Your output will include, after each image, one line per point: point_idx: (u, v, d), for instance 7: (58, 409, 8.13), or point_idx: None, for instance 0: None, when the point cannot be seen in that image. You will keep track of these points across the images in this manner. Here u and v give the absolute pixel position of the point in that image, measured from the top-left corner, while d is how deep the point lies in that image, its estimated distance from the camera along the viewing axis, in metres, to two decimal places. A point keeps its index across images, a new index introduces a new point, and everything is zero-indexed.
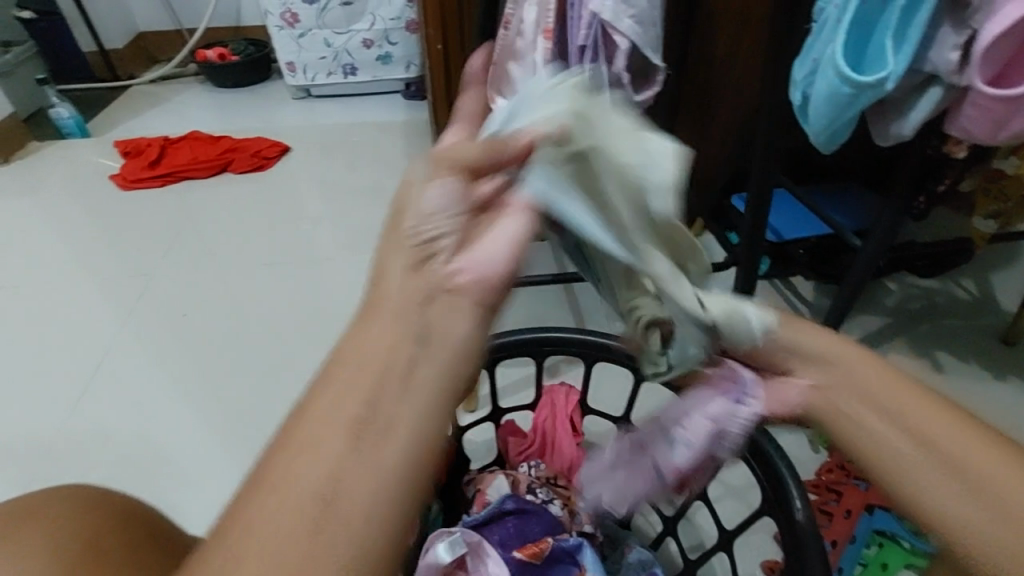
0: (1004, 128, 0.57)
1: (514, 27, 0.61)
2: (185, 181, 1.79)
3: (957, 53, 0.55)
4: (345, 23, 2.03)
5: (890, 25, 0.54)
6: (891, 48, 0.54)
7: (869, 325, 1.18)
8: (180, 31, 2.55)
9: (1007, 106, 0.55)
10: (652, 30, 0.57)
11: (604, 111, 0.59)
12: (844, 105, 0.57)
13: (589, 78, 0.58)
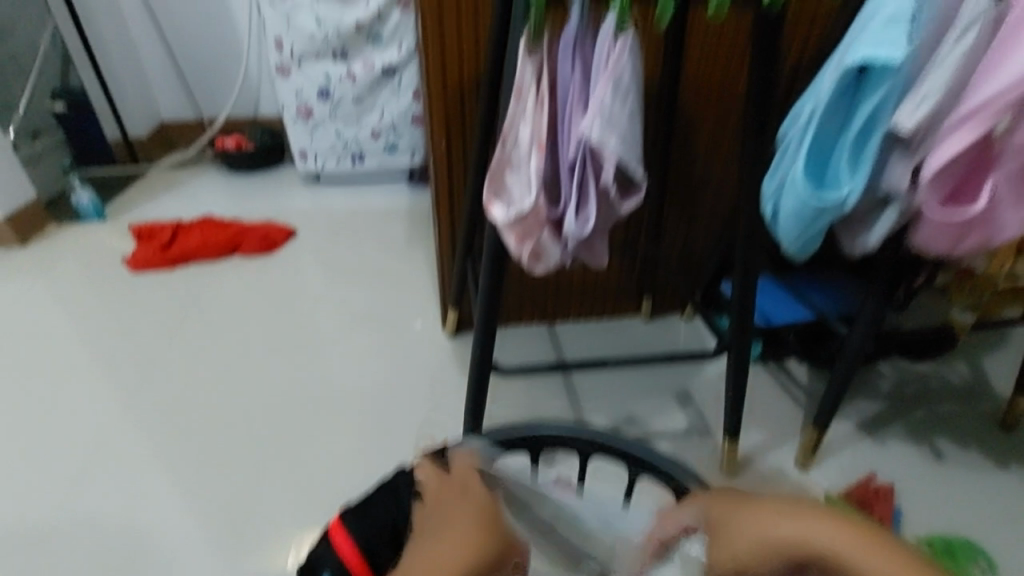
0: (960, 241, 0.67)
1: (511, 142, 0.66)
2: (195, 264, 1.85)
3: (907, 177, 0.65)
4: (355, 117, 2.18)
5: (845, 153, 0.64)
6: (847, 170, 0.64)
7: (868, 410, 1.18)
8: (200, 121, 2.72)
9: (954, 224, 0.66)
10: (635, 149, 0.62)
11: (593, 219, 0.65)
12: (812, 216, 0.66)
13: (579, 189, 0.64)
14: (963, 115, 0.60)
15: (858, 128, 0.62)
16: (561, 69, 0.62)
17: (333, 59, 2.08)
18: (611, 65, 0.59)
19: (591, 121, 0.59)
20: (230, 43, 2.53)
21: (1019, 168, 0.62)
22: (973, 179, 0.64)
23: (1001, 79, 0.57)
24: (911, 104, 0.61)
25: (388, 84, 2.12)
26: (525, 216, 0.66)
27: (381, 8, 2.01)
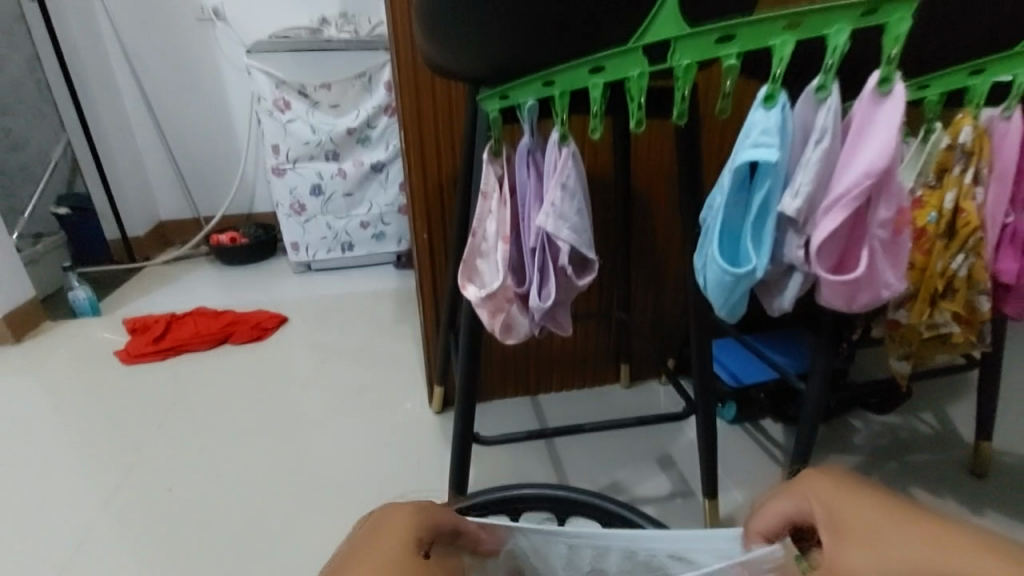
0: (855, 300, 0.61)
1: (481, 234, 0.77)
2: (186, 353, 1.89)
3: (800, 252, 0.59)
4: (345, 210, 2.34)
5: (750, 235, 0.60)
6: (753, 247, 0.59)
7: (845, 464, 1.22)
8: (197, 218, 2.87)
9: (848, 291, 0.59)
10: (586, 236, 0.72)
11: (553, 295, 0.74)
12: (729, 290, 0.60)
13: (539, 269, 0.73)
14: (837, 196, 0.55)
15: (754, 214, 0.58)
16: (518, 174, 0.73)
17: (326, 160, 2.27)
18: (557, 167, 0.70)
19: (544, 216, 0.69)
20: (230, 149, 2.74)
21: (891, 238, 0.58)
22: (853, 247, 0.59)
23: (858, 167, 0.54)
24: (789, 193, 0.57)
25: (376, 179, 2.30)
26: (495, 295, 0.75)
27: (369, 114, 2.23)
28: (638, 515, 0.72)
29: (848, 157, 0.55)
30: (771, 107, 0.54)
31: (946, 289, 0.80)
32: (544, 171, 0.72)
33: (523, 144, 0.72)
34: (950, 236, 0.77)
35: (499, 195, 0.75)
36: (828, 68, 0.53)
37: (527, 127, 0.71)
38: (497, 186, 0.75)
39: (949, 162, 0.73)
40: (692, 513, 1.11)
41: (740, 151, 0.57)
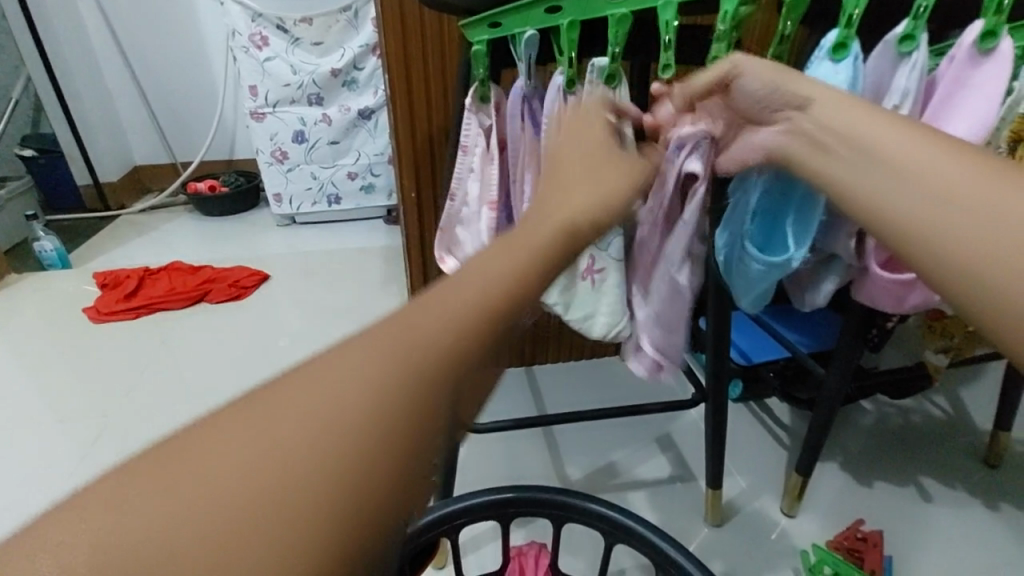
0: (906, 301, 0.59)
1: (461, 196, 0.70)
2: (160, 312, 1.79)
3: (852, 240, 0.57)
4: (330, 159, 2.18)
5: (791, 220, 0.56)
6: (793, 239, 0.56)
7: (854, 448, 1.16)
8: (174, 164, 2.69)
9: (902, 286, 0.57)
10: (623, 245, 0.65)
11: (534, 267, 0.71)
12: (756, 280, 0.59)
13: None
14: None
15: (799, 201, 0.55)
16: (509, 126, 0.65)
17: (309, 104, 2.09)
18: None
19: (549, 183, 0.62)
20: (205, 87, 2.53)
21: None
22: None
23: None
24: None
25: (364, 127, 2.13)
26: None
27: (356, 54, 2.04)
28: (640, 523, 0.63)
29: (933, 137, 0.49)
30: (840, 58, 0.48)
31: None
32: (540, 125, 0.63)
33: (517, 90, 0.63)
34: None
35: (483, 149, 0.66)
36: (919, 14, 0.45)
37: (523, 67, 0.61)
38: (480, 139, 0.66)
39: None
40: (693, 503, 1.05)
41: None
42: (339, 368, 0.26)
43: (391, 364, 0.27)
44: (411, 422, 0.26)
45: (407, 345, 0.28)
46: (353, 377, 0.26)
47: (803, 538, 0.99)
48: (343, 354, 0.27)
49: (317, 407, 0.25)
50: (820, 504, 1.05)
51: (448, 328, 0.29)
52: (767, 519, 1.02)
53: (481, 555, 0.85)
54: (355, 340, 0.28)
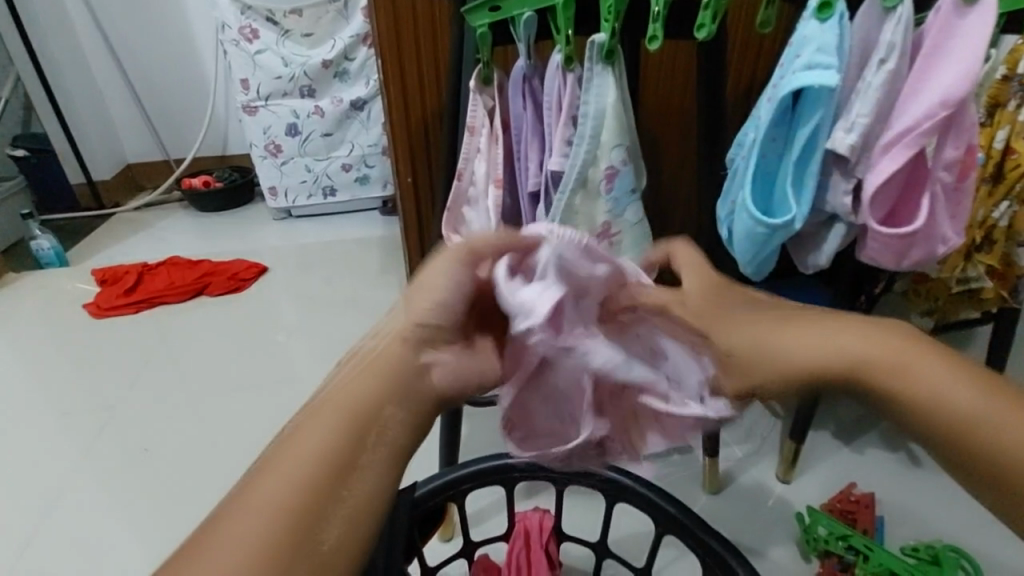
0: (905, 256, 0.61)
1: (467, 177, 0.70)
2: (159, 307, 1.80)
3: (848, 198, 0.60)
4: (325, 151, 2.18)
5: (789, 176, 0.60)
6: (794, 194, 0.60)
7: (847, 416, 1.19)
8: (167, 161, 2.68)
9: (901, 242, 0.60)
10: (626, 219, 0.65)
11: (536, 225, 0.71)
12: (762, 241, 0.61)
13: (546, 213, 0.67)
14: (893, 136, 0.56)
15: (796, 153, 0.59)
16: (512, 105, 0.67)
17: (301, 97, 2.09)
18: (563, 99, 0.63)
19: (554, 157, 0.64)
20: (195, 83, 2.52)
21: (953, 183, 0.60)
22: (909, 197, 0.60)
23: (933, 89, 0.53)
24: (841, 128, 0.57)
25: (358, 118, 2.13)
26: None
27: (348, 45, 2.05)
28: (640, 482, 0.66)
29: (922, 80, 0.54)
30: (826, 17, 0.54)
31: (983, 242, 0.75)
32: (542, 101, 0.65)
33: (519, 68, 0.65)
34: (996, 181, 0.71)
35: (489, 130, 0.67)
36: None
37: (523, 47, 0.62)
38: (486, 119, 0.67)
39: (1002, 96, 0.68)
40: (690, 472, 1.08)
41: (791, 77, 0.56)
42: (284, 468, 0.36)
43: (321, 457, 0.36)
44: (310, 521, 0.34)
45: (330, 442, 0.36)
46: (292, 473, 0.35)
47: (798, 502, 1.03)
48: (286, 460, 0.36)
49: (266, 501, 0.35)
50: (814, 471, 1.08)
51: (360, 412, 0.37)
52: (763, 486, 1.05)
53: (486, 525, 0.88)
54: (295, 442, 0.37)
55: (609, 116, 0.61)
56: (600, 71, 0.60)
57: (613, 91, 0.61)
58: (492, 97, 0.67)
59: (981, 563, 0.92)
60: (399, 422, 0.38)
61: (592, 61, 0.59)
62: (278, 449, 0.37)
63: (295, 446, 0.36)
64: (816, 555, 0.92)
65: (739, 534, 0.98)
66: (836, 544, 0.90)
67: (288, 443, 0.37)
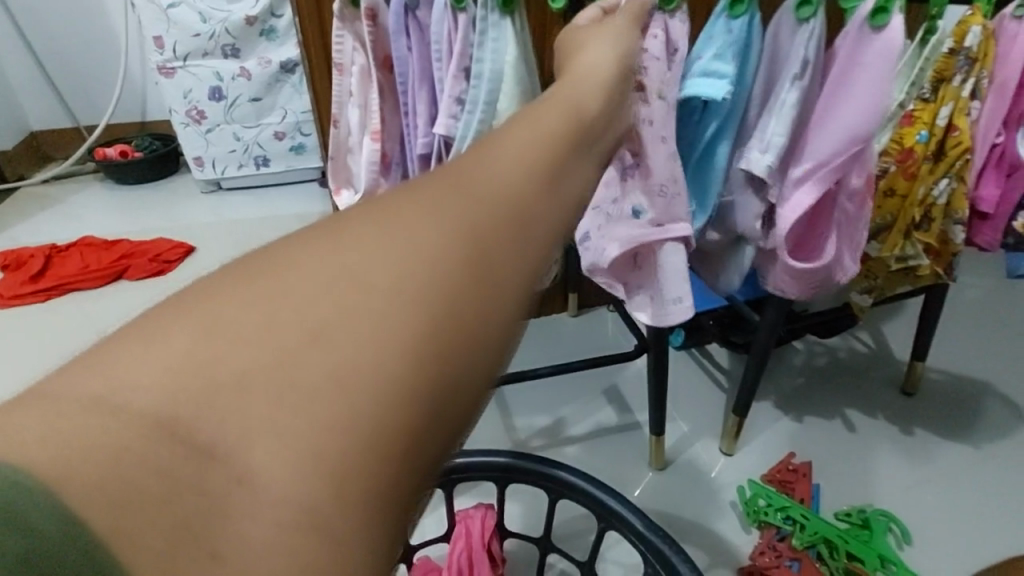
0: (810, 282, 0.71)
1: (344, 125, 0.70)
2: (72, 293, 1.65)
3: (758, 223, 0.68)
4: (254, 117, 2.00)
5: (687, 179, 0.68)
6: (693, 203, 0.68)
7: (789, 385, 1.22)
8: (78, 128, 2.42)
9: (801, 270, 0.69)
10: None
11: None
12: None
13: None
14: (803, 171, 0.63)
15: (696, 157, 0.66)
16: (396, 44, 0.64)
17: (223, 57, 1.91)
18: (454, 45, 0.61)
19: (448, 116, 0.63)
20: (103, 40, 2.26)
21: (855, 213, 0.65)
22: (807, 221, 0.68)
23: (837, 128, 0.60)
24: (758, 147, 0.62)
25: (289, 82, 1.96)
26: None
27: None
28: (580, 478, 0.63)
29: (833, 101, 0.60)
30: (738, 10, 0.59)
31: (922, 219, 0.75)
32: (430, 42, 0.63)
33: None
34: (937, 158, 0.70)
35: (361, 67, 0.66)
36: None
37: None
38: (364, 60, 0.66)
39: (948, 70, 0.65)
40: (637, 450, 1.09)
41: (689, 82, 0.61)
42: (374, 287, 0.24)
43: (435, 238, 0.26)
44: (413, 315, 0.24)
45: (447, 241, 0.26)
46: (413, 269, 0.25)
47: (740, 474, 1.04)
48: (385, 259, 0.25)
49: (363, 278, 0.24)
50: (757, 443, 1.10)
51: (467, 214, 0.27)
52: (707, 461, 1.07)
53: (431, 520, 0.85)
54: (414, 225, 0.26)
55: (507, 75, 0.61)
56: (496, 21, 0.59)
57: (512, 47, 0.60)
58: (369, 29, 0.64)
59: (909, 526, 0.97)
60: (508, 245, 0.27)
61: (487, 8, 0.59)
62: (366, 250, 0.25)
63: (397, 235, 0.26)
64: (756, 526, 0.95)
65: (682, 509, 0.99)
66: (774, 515, 0.93)
67: (407, 250, 0.25)
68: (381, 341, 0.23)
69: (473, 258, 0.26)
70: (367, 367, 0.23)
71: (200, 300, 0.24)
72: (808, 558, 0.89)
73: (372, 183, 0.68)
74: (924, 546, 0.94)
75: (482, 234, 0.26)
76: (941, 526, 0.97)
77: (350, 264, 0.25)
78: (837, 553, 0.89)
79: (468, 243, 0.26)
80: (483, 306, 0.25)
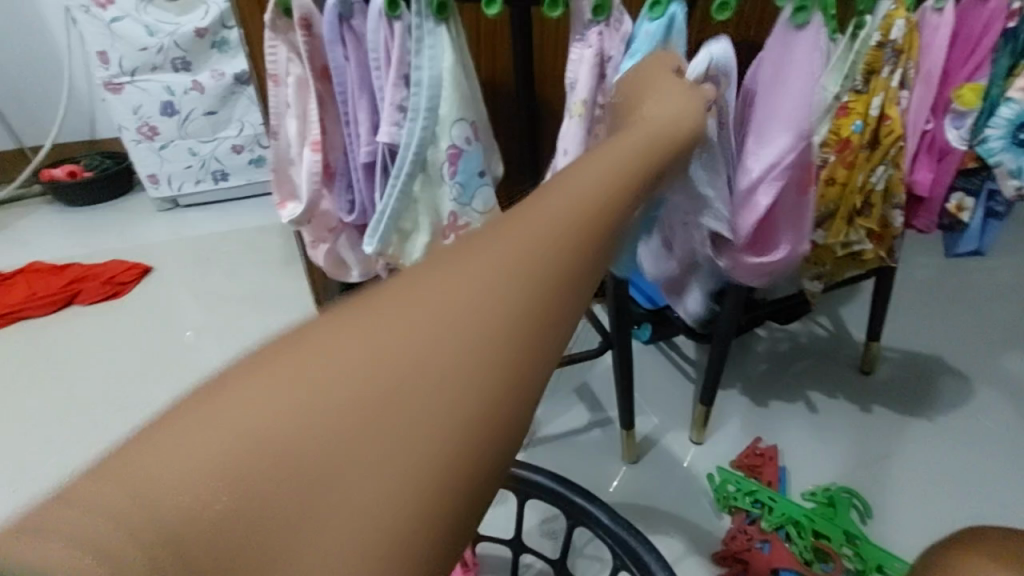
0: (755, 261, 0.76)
1: (284, 136, 0.70)
2: (22, 322, 1.58)
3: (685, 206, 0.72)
4: (210, 132, 1.96)
5: None
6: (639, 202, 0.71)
7: (754, 372, 1.25)
8: (21, 149, 2.31)
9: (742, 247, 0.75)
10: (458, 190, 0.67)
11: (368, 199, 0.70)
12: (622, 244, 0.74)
13: (381, 186, 0.67)
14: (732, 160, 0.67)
15: None
16: (332, 52, 0.61)
17: (174, 71, 1.86)
18: (392, 52, 0.60)
19: (388, 126, 0.63)
20: (45, 57, 2.17)
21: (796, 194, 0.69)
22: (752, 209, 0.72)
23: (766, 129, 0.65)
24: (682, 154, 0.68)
25: (244, 94, 1.92)
26: (315, 218, 0.72)
27: (223, 11, 1.82)
28: (546, 477, 0.64)
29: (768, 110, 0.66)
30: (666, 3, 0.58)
31: (863, 206, 0.78)
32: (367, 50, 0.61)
33: (332, 7, 0.59)
34: (873, 147, 0.73)
35: (297, 77, 0.66)
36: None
37: None
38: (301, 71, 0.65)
39: (877, 63, 0.67)
40: (609, 445, 1.10)
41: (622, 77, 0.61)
42: (425, 379, 0.24)
43: (479, 318, 0.25)
44: (461, 405, 0.24)
45: (490, 324, 0.25)
46: (456, 355, 0.24)
47: (710, 462, 1.07)
48: (426, 346, 0.24)
49: (407, 371, 0.24)
50: (726, 430, 1.13)
51: (506, 290, 0.26)
52: (678, 450, 1.09)
53: None
54: (452, 304, 0.25)
55: (446, 82, 0.61)
56: (431, 28, 0.59)
57: (449, 53, 0.60)
58: (304, 39, 0.62)
59: (871, 501, 1.00)
60: (547, 321, 0.27)
61: (422, 16, 0.58)
62: (409, 334, 0.24)
63: (439, 318, 0.25)
64: (727, 512, 0.97)
65: (654, 500, 1.01)
66: (743, 500, 0.96)
67: (450, 333, 0.25)
68: (433, 437, 0.23)
69: (515, 337, 0.26)
70: (418, 468, 0.23)
71: (229, 394, 0.22)
72: (777, 539, 0.90)
73: (314, 195, 0.69)
74: (886, 519, 0.97)
75: (516, 307, 0.26)
76: (901, 498, 1.01)
77: (399, 352, 0.24)
78: (805, 532, 0.92)
79: (513, 319, 0.26)
80: (523, 387, 0.26)
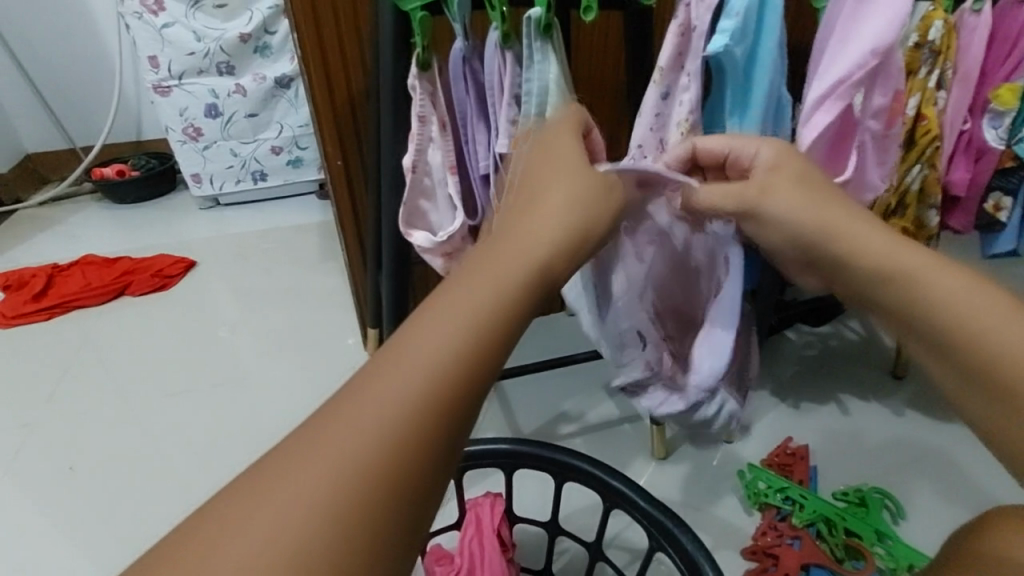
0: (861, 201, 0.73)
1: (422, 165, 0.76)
2: (76, 311, 1.67)
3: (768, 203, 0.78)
4: (251, 133, 2.04)
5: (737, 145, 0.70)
6: None
7: (785, 373, 1.26)
8: (73, 149, 2.43)
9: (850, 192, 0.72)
10: None
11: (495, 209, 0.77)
12: None
13: None
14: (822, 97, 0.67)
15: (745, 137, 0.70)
16: (456, 88, 0.73)
17: (219, 74, 1.94)
18: (504, 80, 0.69)
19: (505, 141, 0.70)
20: (98, 62, 2.29)
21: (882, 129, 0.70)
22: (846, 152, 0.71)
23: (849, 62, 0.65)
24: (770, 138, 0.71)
25: (284, 97, 2.00)
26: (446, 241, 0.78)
27: (266, 17, 1.91)
28: (583, 460, 0.66)
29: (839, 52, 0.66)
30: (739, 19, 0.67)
31: (897, 207, 0.78)
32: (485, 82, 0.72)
33: (458, 50, 0.71)
34: (910, 147, 0.74)
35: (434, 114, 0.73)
36: None
37: (458, 28, 0.68)
38: (433, 108, 0.72)
39: (915, 64, 0.70)
40: (639, 441, 1.11)
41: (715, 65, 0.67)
42: (389, 418, 0.31)
43: (427, 367, 0.33)
44: (423, 424, 0.32)
45: (437, 368, 0.33)
46: (410, 393, 0.32)
47: (740, 460, 1.08)
48: (384, 397, 0.32)
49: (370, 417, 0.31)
50: (757, 429, 1.13)
51: (447, 342, 0.34)
52: (708, 446, 1.10)
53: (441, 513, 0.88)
54: (400, 364, 0.33)
55: (552, 92, 0.67)
56: (540, 48, 0.66)
57: (555, 67, 0.67)
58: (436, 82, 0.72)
59: (905, 503, 1.00)
60: (486, 351, 0.35)
61: (531, 40, 0.65)
62: (370, 396, 0.32)
63: (392, 375, 0.33)
64: (757, 509, 0.98)
65: (684, 494, 1.02)
66: (774, 496, 0.97)
67: (403, 384, 0.33)
68: (408, 454, 0.31)
69: (461, 365, 0.34)
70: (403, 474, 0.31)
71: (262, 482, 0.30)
72: (808, 536, 0.92)
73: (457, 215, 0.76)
74: (919, 521, 0.97)
75: (481, 345, 0.35)
76: (935, 501, 1.00)
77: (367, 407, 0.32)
78: (836, 530, 0.93)
79: (453, 355, 0.34)
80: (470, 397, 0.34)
